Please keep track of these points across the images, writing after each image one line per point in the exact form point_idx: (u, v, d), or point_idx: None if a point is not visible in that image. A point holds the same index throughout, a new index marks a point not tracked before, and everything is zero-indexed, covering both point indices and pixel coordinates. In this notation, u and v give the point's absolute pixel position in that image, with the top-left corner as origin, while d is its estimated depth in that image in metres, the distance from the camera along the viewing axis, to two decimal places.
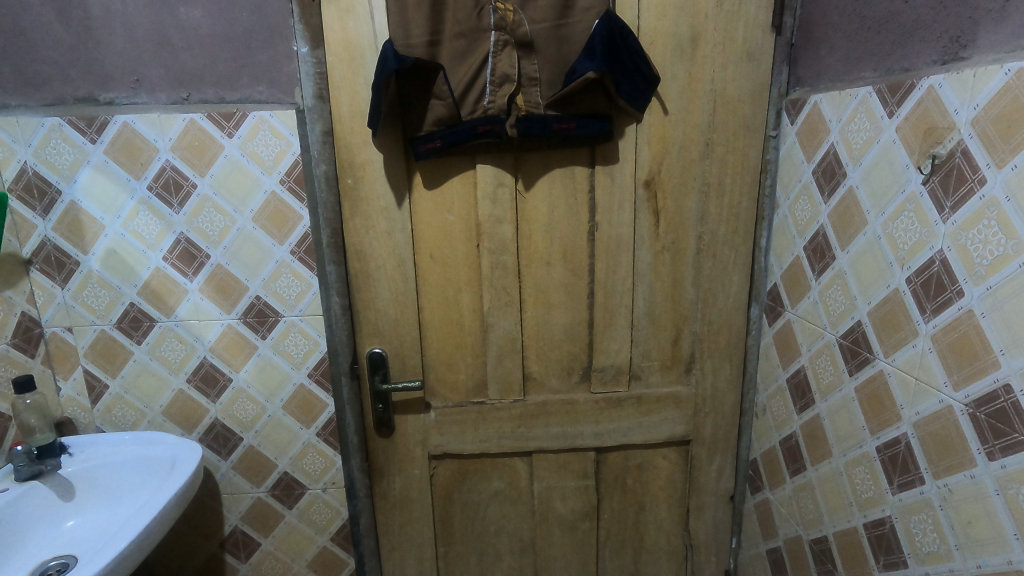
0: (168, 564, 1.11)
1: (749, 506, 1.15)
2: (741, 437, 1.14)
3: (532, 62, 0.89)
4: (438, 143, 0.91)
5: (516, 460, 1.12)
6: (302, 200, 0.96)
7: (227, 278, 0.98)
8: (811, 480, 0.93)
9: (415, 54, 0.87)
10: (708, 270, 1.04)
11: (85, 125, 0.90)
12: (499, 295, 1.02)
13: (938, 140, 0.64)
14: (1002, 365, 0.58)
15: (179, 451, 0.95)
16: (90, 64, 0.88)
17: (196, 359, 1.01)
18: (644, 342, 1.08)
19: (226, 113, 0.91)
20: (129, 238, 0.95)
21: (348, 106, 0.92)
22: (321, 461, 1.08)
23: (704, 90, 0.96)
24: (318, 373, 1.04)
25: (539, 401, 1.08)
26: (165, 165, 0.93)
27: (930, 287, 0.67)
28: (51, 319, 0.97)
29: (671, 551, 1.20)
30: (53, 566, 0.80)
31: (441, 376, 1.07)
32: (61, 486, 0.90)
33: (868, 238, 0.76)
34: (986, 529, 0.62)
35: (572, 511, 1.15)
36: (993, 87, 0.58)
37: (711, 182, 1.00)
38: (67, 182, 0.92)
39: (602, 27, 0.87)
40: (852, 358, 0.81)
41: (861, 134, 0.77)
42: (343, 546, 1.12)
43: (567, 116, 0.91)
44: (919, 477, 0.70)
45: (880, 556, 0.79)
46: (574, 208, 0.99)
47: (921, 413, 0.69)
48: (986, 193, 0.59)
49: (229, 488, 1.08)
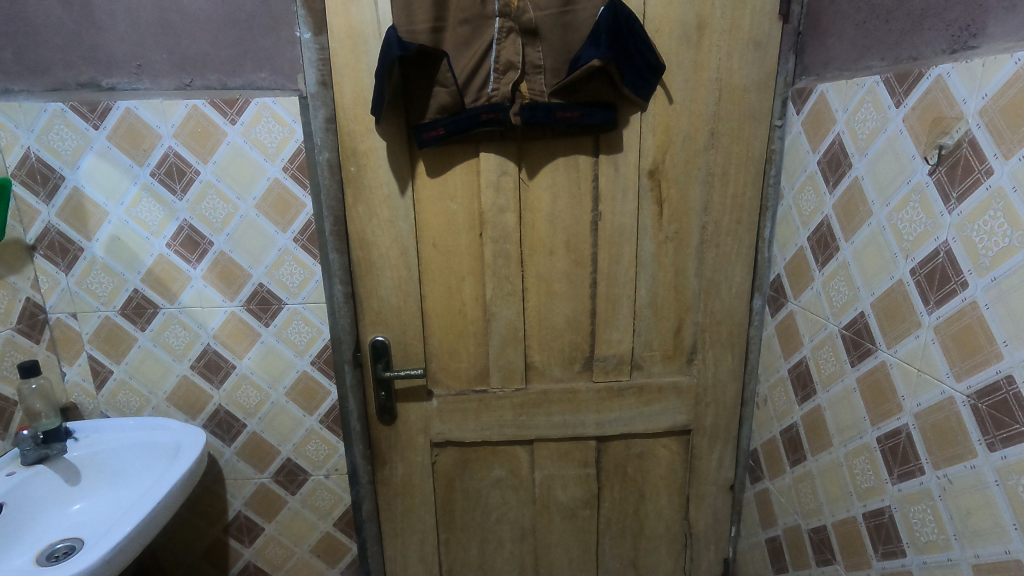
0: (174, 548, 1.12)
1: (749, 496, 1.16)
2: (741, 428, 1.15)
3: (537, 49, 0.88)
4: (441, 131, 0.91)
5: (518, 448, 1.12)
6: (305, 187, 0.96)
7: (231, 265, 0.98)
8: (811, 470, 0.94)
9: (419, 40, 0.86)
10: (711, 260, 1.04)
11: (87, 111, 0.90)
12: (501, 284, 1.02)
13: (945, 131, 0.64)
14: (1005, 356, 0.58)
15: (184, 436, 0.96)
16: (93, 49, 0.88)
17: (199, 346, 1.02)
18: (646, 331, 1.08)
19: (229, 99, 0.91)
20: (133, 225, 0.96)
21: (352, 93, 0.92)
22: (324, 448, 1.09)
23: (710, 79, 0.95)
24: (321, 360, 1.04)
25: (541, 390, 1.09)
26: (167, 152, 0.92)
27: (934, 278, 0.67)
28: (55, 305, 0.98)
29: (671, 539, 1.21)
30: (61, 549, 0.82)
31: (444, 365, 1.07)
32: (67, 471, 0.91)
33: (873, 229, 0.76)
34: (986, 519, 0.62)
35: (572, 499, 1.16)
36: (1003, 77, 0.57)
37: (715, 172, 1.00)
38: (69, 168, 0.92)
39: (608, 14, 0.86)
40: (855, 349, 0.82)
41: (867, 124, 0.76)
42: (346, 531, 1.14)
43: (572, 104, 0.91)
44: (919, 467, 0.71)
45: (878, 545, 0.79)
46: (577, 198, 0.99)
47: (922, 404, 0.70)
48: (993, 184, 0.58)
49: (233, 474, 1.09)
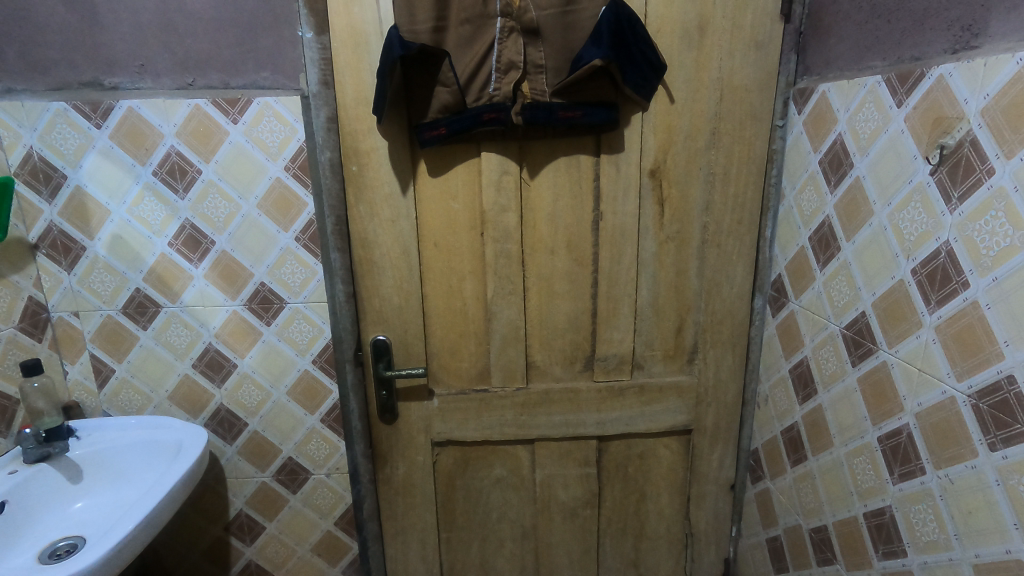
0: (175, 546, 1.12)
1: (749, 495, 1.16)
2: (742, 427, 1.15)
3: (539, 49, 0.88)
4: (443, 130, 0.91)
5: (519, 447, 1.13)
6: (307, 187, 0.96)
7: (233, 265, 0.99)
8: (812, 470, 0.94)
9: (421, 40, 0.86)
10: (713, 260, 1.04)
11: (89, 110, 0.90)
12: (503, 284, 1.02)
13: (947, 131, 0.64)
14: (1006, 357, 0.58)
15: (186, 435, 0.96)
16: (95, 48, 0.88)
17: (201, 345, 1.02)
18: (647, 331, 1.08)
19: (231, 98, 0.91)
20: (135, 224, 0.96)
21: (353, 93, 0.92)
22: (325, 447, 1.09)
23: (711, 79, 0.95)
24: (322, 359, 1.04)
25: (542, 389, 1.09)
26: (169, 151, 0.93)
27: (935, 278, 0.67)
28: (58, 304, 0.98)
29: (671, 539, 1.21)
30: (63, 547, 0.82)
31: (445, 364, 1.08)
32: (69, 469, 0.91)
33: (875, 229, 0.76)
34: (987, 518, 0.62)
35: (573, 499, 1.16)
36: (1005, 77, 0.57)
37: (717, 172, 1.00)
38: (72, 167, 0.92)
39: (609, 14, 0.86)
40: (855, 349, 0.82)
41: (868, 124, 0.76)
42: (346, 530, 1.14)
43: (573, 104, 0.91)
44: (919, 467, 0.71)
45: (879, 545, 0.79)
46: (578, 197, 0.99)
47: (923, 403, 0.70)
48: (994, 184, 0.58)
49: (234, 473, 1.09)
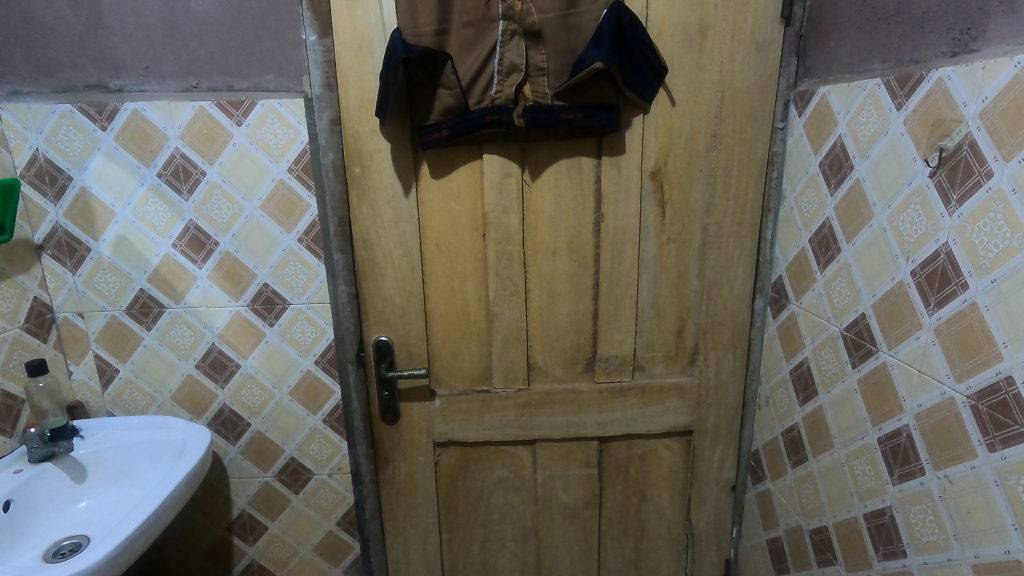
0: (177, 546, 1.13)
1: (750, 496, 1.17)
2: (743, 428, 1.15)
3: (540, 52, 0.89)
4: (445, 132, 0.92)
5: (520, 448, 1.13)
6: (310, 188, 0.96)
7: (237, 266, 0.99)
8: (812, 470, 0.94)
9: (423, 42, 0.87)
10: (713, 262, 1.05)
11: (95, 112, 0.91)
12: (504, 285, 1.03)
13: (946, 133, 0.64)
14: (1005, 357, 0.59)
15: (189, 435, 0.96)
16: (100, 51, 0.89)
17: (204, 346, 1.03)
18: (648, 332, 1.08)
19: (235, 101, 0.92)
20: (139, 225, 0.96)
21: (356, 95, 0.92)
22: (327, 447, 1.10)
23: (712, 82, 0.96)
24: (325, 360, 1.05)
25: (543, 390, 1.09)
26: (174, 153, 0.93)
27: (934, 280, 0.67)
28: (62, 304, 0.99)
29: (672, 540, 1.22)
30: (67, 546, 0.83)
31: (447, 365, 1.08)
32: (73, 468, 0.92)
33: (875, 231, 0.76)
34: (986, 519, 0.63)
35: (574, 500, 1.16)
36: (1003, 80, 0.57)
37: (718, 173, 1.00)
38: (77, 168, 0.93)
39: (611, 17, 0.87)
40: (856, 350, 0.82)
41: (868, 126, 0.77)
42: (348, 530, 1.14)
43: (574, 106, 0.91)
44: (919, 468, 0.71)
45: (879, 546, 0.79)
46: (580, 199, 1.00)
47: (922, 405, 0.70)
48: (993, 186, 0.59)
49: (237, 473, 1.10)
